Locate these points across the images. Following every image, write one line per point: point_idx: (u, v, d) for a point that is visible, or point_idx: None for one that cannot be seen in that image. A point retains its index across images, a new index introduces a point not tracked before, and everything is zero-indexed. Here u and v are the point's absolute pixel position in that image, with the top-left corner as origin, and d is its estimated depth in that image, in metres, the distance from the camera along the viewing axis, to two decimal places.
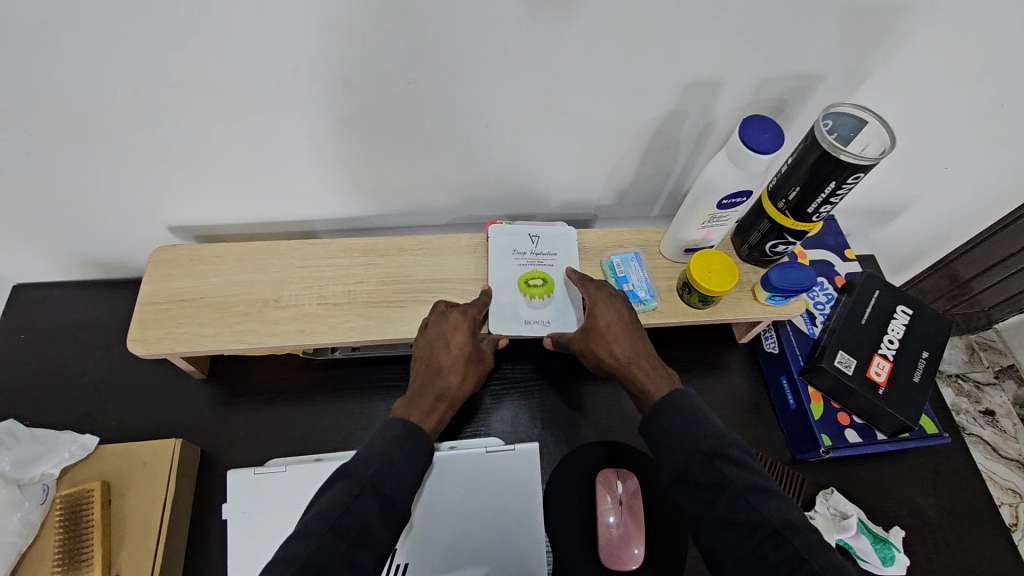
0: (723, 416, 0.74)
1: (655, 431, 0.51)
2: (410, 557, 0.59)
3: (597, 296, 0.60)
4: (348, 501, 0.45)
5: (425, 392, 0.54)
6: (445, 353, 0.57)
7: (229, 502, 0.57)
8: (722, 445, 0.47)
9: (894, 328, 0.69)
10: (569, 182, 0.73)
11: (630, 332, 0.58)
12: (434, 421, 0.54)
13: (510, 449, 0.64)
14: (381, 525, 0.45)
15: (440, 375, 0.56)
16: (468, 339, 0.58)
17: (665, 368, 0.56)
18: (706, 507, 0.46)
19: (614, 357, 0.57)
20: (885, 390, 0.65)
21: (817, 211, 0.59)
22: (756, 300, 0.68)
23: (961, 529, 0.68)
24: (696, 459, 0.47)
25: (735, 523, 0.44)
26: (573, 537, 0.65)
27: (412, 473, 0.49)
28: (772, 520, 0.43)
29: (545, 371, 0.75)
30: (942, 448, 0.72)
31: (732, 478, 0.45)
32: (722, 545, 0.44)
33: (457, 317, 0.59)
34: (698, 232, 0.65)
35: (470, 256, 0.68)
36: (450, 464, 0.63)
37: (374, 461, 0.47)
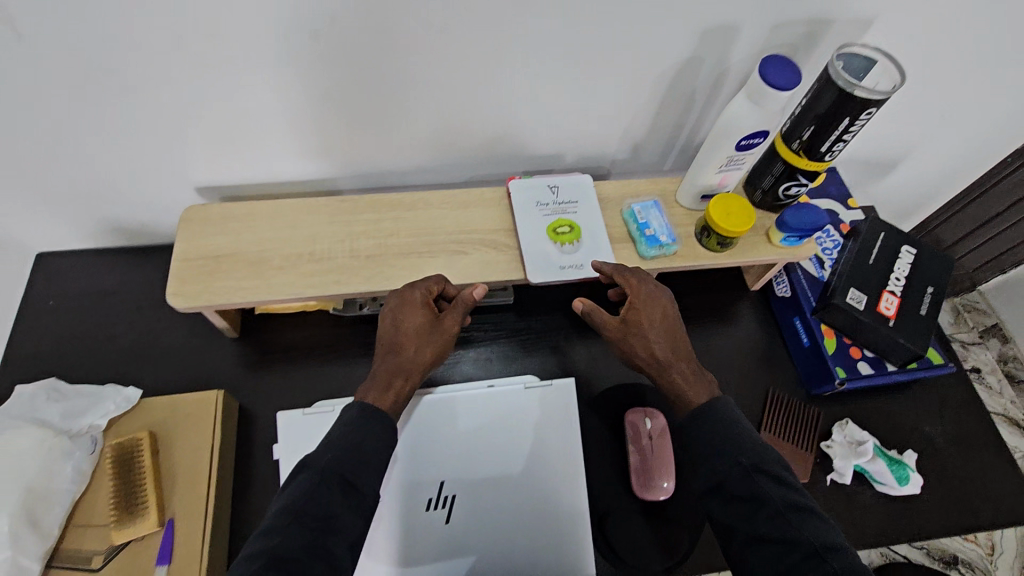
0: (740, 359, 0.77)
1: (693, 432, 0.52)
2: (456, 488, 0.62)
3: (643, 292, 0.60)
4: (309, 489, 0.45)
5: (384, 373, 0.55)
6: (400, 331, 0.57)
7: (280, 442, 0.59)
8: (762, 460, 0.48)
9: (900, 267, 0.72)
10: (587, 134, 0.74)
11: (669, 329, 0.58)
12: (390, 398, 0.54)
13: (547, 386, 0.68)
14: (345, 510, 0.46)
15: (396, 352, 0.56)
16: (420, 314, 0.58)
17: (705, 372, 0.56)
18: (742, 516, 0.47)
19: (654, 351, 0.57)
20: (895, 322, 0.68)
21: (830, 149, 0.62)
22: (771, 243, 0.71)
23: (972, 453, 0.71)
24: (736, 472, 0.48)
25: (775, 541, 0.45)
26: (605, 472, 0.67)
27: (374, 449, 0.50)
28: (813, 542, 0.44)
29: (569, 321, 0.77)
30: (947, 379, 0.76)
31: (771, 494, 0.46)
32: (758, 561, 0.45)
33: (409, 295, 0.59)
34: (715, 177, 0.67)
35: (495, 208, 0.70)
36: (491, 400, 0.66)
37: (334, 448, 0.48)
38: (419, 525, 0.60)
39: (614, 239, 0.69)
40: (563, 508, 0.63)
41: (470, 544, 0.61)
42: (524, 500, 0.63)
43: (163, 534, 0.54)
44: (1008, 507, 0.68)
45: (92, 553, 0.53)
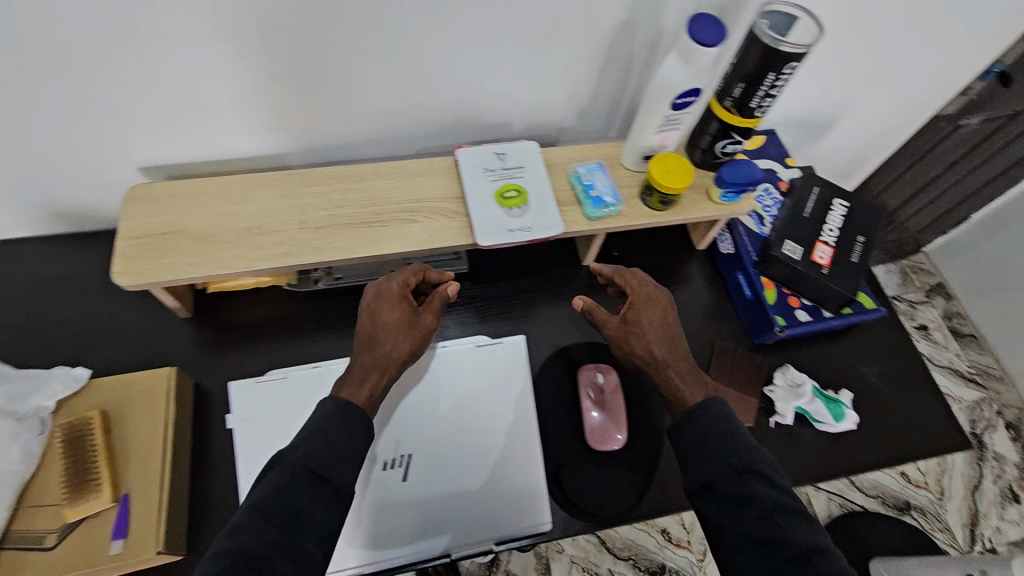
0: (689, 314, 0.80)
1: (688, 430, 0.55)
2: (413, 448, 0.64)
3: (643, 293, 0.63)
4: (278, 486, 0.47)
5: (360, 368, 0.57)
6: (378, 327, 0.59)
7: (234, 411, 0.59)
8: (752, 461, 0.52)
9: (833, 219, 0.77)
10: (533, 101, 0.75)
11: (665, 330, 0.62)
12: (366, 393, 0.56)
13: (499, 343, 0.71)
14: (315, 505, 0.48)
15: (373, 347, 0.58)
16: (399, 309, 0.59)
17: (700, 374, 0.60)
18: (730, 514, 0.50)
19: (653, 351, 0.61)
20: (829, 270, 0.72)
21: (759, 105, 0.65)
22: (711, 200, 0.73)
23: (903, 389, 0.76)
24: (727, 473, 0.52)
25: (763, 542, 0.48)
26: (561, 427, 0.69)
27: (343, 445, 0.51)
28: (798, 543, 0.48)
29: (523, 286, 0.78)
30: (881, 322, 0.80)
31: (761, 497, 0.50)
32: (745, 560, 0.49)
33: (387, 291, 0.60)
34: (654, 138, 0.69)
35: (443, 176, 0.71)
36: (449, 359, 0.68)
37: (306, 445, 0.49)
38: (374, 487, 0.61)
39: (561, 201, 0.70)
40: (520, 462, 0.65)
41: (429, 497, 0.62)
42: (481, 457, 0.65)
43: (118, 509, 0.54)
44: (935, 438, 0.73)
45: (44, 532, 0.52)
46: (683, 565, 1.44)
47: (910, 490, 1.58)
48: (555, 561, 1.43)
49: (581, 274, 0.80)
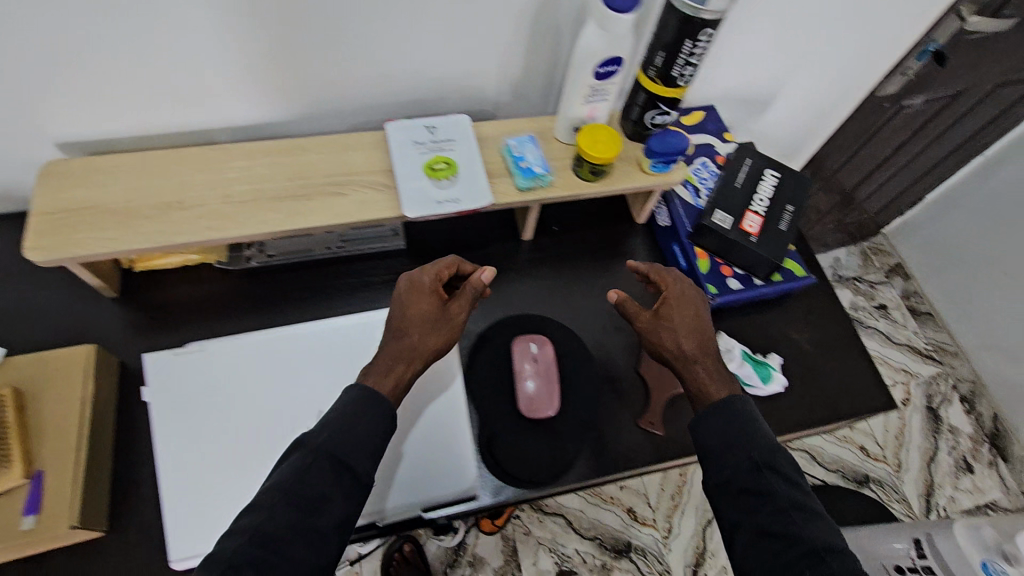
0: (627, 287, 0.80)
1: (712, 421, 0.58)
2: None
3: (678, 293, 0.66)
4: (300, 471, 0.48)
5: (387, 358, 0.57)
6: (408, 319, 0.59)
7: (151, 384, 0.56)
8: (773, 459, 0.55)
9: (764, 189, 0.78)
10: (464, 75, 0.75)
11: (695, 327, 0.64)
12: (391, 383, 0.56)
13: None
14: (336, 490, 0.48)
15: (401, 337, 0.58)
16: (429, 302, 0.60)
17: (728, 372, 0.63)
18: (748, 507, 0.53)
19: (681, 346, 0.63)
20: (758, 238, 0.74)
21: (681, 73, 0.66)
22: (643, 171, 0.74)
23: (832, 354, 0.78)
24: (748, 467, 0.55)
25: (776, 534, 0.51)
26: (495, 398, 0.68)
27: (367, 434, 0.51)
28: (813, 541, 0.50)
29: (462, 261, 0.78)
30: (813, 291, 0.82)
31: (779, 492, 0.53)
32: (758, 553, 0.51)
33: (418, 285, 0.61)
34: (583, 109, 0.70)
35: (372, 150, 0.70)
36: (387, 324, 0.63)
37: (329, 429, 0.50)
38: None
39: (492, 173, 0.70)
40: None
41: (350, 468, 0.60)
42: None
43: (31, 486, 0.53)
44: (861, 399, 0.76)
45: None
46: (648, 543, 1.45)
47: (871, 463, 1.69)
48: (521, 543, 1.40)
49: (520, 248, 0.81)
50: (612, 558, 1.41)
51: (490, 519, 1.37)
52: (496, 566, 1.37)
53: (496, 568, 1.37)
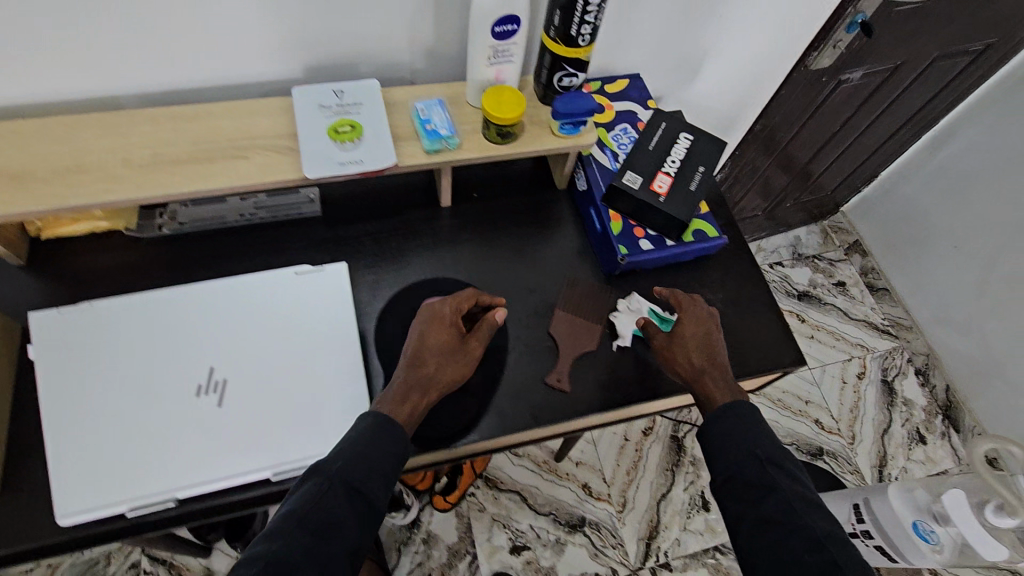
0: (548, 252, 0.81)
1: (718, 425, 0.65)
2: (228, 372, 0.60)
3: (689, 313, 0.72)
4: (317, 495, 0.52)
5: (403, 384, 0.61)
6: (427, 349, 0.63)
7: (35, 341, 0.58)
8: (775, 456, 0.62)
9: (676, 151, 0.79)
10: (374, 40, 0.73)
11: (704, 344, 0.70)
12: (407, 408, 0.60)
13: (318, 270, 0.66)
14: (347, 515, 0.52)
15: (418, 367, 0.62)
16: (446, 334, 0.64)
17: (733, 383, 0.68)
18: (755, 502, 0.60)
19: (692, 360, 0.69)
20: (666, 198, 0.75)
21: (580, 32, 0.67)
22: (554, 134, 0.75)
23: (745, 313, 0.80)
24: (754, 464, 0.62)
25: (779, 523, 0.57)
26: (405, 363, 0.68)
27: (380, 457, 0.56)
28: (818, 531, 0.56)
29: (378, 228, 0.78)
30: (729, 253, 0.84)
31: (782, 485, 0.60)
32: (762, 541, 0.57)
33: (435, 317, 0.65)
34: (488, 71, 0.70)
35: (279, 115, 0.70)
36: (276, 279, 0.64)
37: (341, 456, 0.54)
38: (181, 410, 0.58)
39: (399, 136, 0.71)
40: (345, 384, 0.62)
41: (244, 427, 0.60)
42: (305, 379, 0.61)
43: None
44: (770, 356, 0.78)
45: None
46: (603, 518, 1.44)
47: (824, 437, 1.65)
48: (476, 520, 1.41)
49: (439, 215, 0.81)
50: (565, 533, 1.41)
51: (443, 496, 1.38)
52: (450, 542, 1.38)
53: (451, 544, 1.38)
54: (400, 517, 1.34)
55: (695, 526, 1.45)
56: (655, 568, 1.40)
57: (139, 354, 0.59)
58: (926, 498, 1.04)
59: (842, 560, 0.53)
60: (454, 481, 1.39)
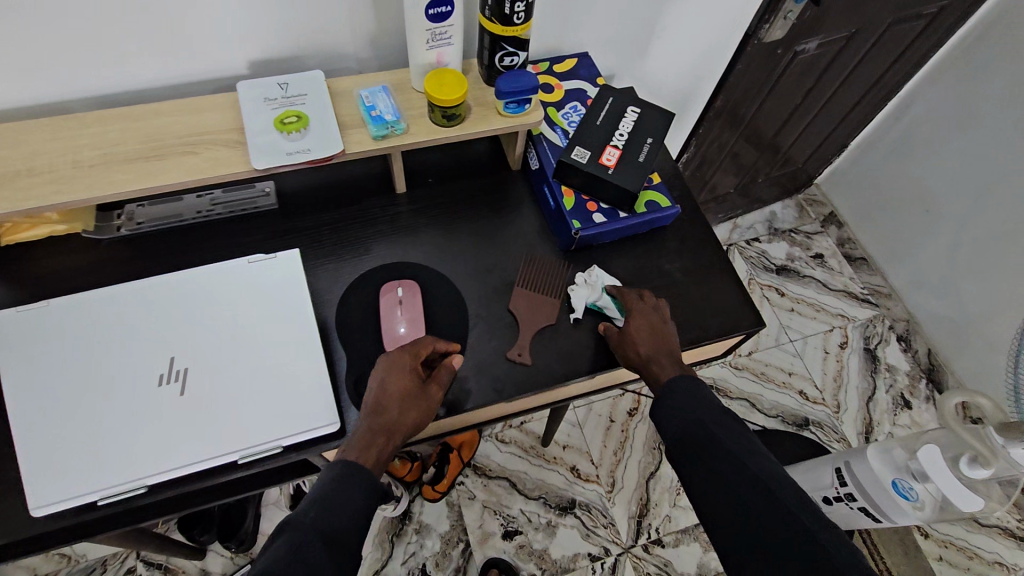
0: (504, 231, 0.82)
1: (666, 407, 0.66)
2: (189, 362, 0.61)
3: (636, 306, 0.73)
4: (292, 548, 0.49)
5: (366, 432, 0.60)
6: (387, 395, 0.62)
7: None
8: (717, 416, 0.64)
9: (624, 124, 0.81)
10: (318, 33, 0.75)
11: (653, 334, 0.71)
12: (373, 455, 0.59)
13: (271, 257, 0.67)
14: (328, 563, 0.50)
15: (380, 413, 0.61)
16: (406, 380, 0.63)
17: (681, 364, 0.70)
18: (704, 457, 0.61)
19: (640, 351, 0.70)
20: (615, 170, 0.76)
21: (514, 10, 0.68)
22: (500, 114, 0.76)
23: (702, 280, 0.81)
24: (693, 428, 0.64)
25: (725, 473, 0.59)
26: (365, 346, 0.69)
27: (353, 502, 0.55)
28: (755, 472, 0.58)
29: (335, 217, 0.79)
30: (683, 222, 0.85)
31: (722, 441, 0.62)
32: (712, 498, 0.59)
33: (395, 364, 0.64)
34: (429, 54, 0.72)
35: (227, 110, 0.71)
36: (232, 269, 0.66)
37: (313, 506, 0.53)
38: (144, 400, 0.59)
39: (346, 125, 0.72)
40: (305, 365, 0.63)
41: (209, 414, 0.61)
42: (266, 362, 0.62)
43: None
44: (729, 320, 0.79)
45: None
46: (592, 498, 1.45)
47: (809, 407, 1.65)
48: (466, 508, 1.41)
49: (396, 201, 0.82)
50: (556, 515, 1.42)
51: (433, 485, 1.37)
52: (442, 531, 1.38)
53: (443, 533, 1.38)
54: (391, 509, 1.33)
55: (684, 502, 1.46)
56: (647, 545, 1.41)
57: (101, 349, 0.60)
58: (903, 455, 0.94)
59: (782, 496, 0.56)
60: (443, 469, 1.37)
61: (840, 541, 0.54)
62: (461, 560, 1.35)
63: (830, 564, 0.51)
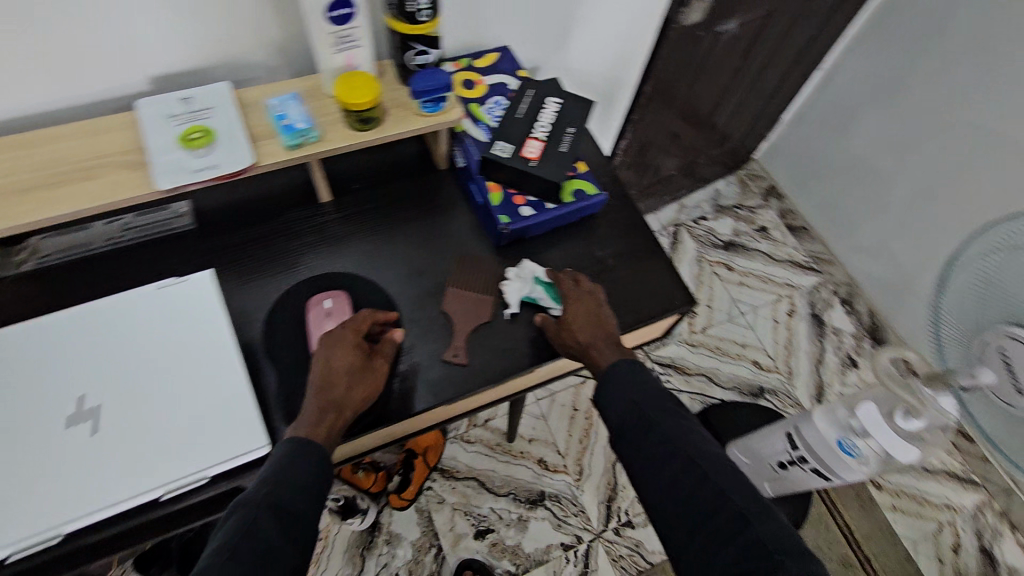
0: (436, 232, 0.81)
1: (607, 398, 0.66)
2: (102, 398, 0.58)
3: (573, 292, 0.73)
4: (244, 528, 0.50)
5: (314, 409, 0.60)
6: (333, 371, 0.62)
7: None
8: (653, 398, 0.65)
9: (545, 115, 0.81)
10: (221, 44, 0.72)
11: (591, 321, 0.71)
12: (323, 431, 0.59)
13: (179, 281, 0.65)
14: (281, 540, 0.51)
15: (327, 390, 0.61)
16: (352, 354, 0.63)
17: (620, 347, 0.70)
18: (641, 439, 0.62)
19: (577, 337, 0.70)
20: (538, 162, 0.76)
21: (418, 8, 0.67)
22: (417, 113, 0.75)
23: (635, 264, 0.82)
24: (630, 416, 0.64)
25: (660, 457, 0.60)
26: (296, 362, 0.67)
27: (306, 477, 0.55)
28: (688, 452, 0.60)
29: (259, 233, 0.77)
30: (613, 209, 0.86)
31: (657, 422, 0.62)
32: (649, 481, 0.60)
33: (339, 340, 0.64)
34: (337, 58, 0.70)
35: (128, 131, 0.68)
36: (145, 299, 0.64)
37: (266, 483, 0.53)
38: (55, 444, 0.56)
39: (257, 136, 0.70)
40: (230, 389, 0.61)
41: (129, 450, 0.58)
42: (187, 389, 0.60)
43: None
44: (663, 301, 0.80)
45: None
46: (561, 489, 1.46)
47: (764, 376, 1.70)
48: (436, 512, 1.40)
49: (321, 211, 0.80)
50: (527, 509, 1.42)
51: (398, 494, 1.37)
52: (413, 538, 1.37)
53: (414, 540, 1.36)
54: (359, 522, 1.31)
55: None
56: (617, 528, 1.43)
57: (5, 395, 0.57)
58: (845, 413, 0.98)
59: (712, 473, 0.58)
60: (408, 476, 1.38)
61: (774, 527, 0.54)
62: (435, 565, 1.34)
63: (768, 554, 0.52)
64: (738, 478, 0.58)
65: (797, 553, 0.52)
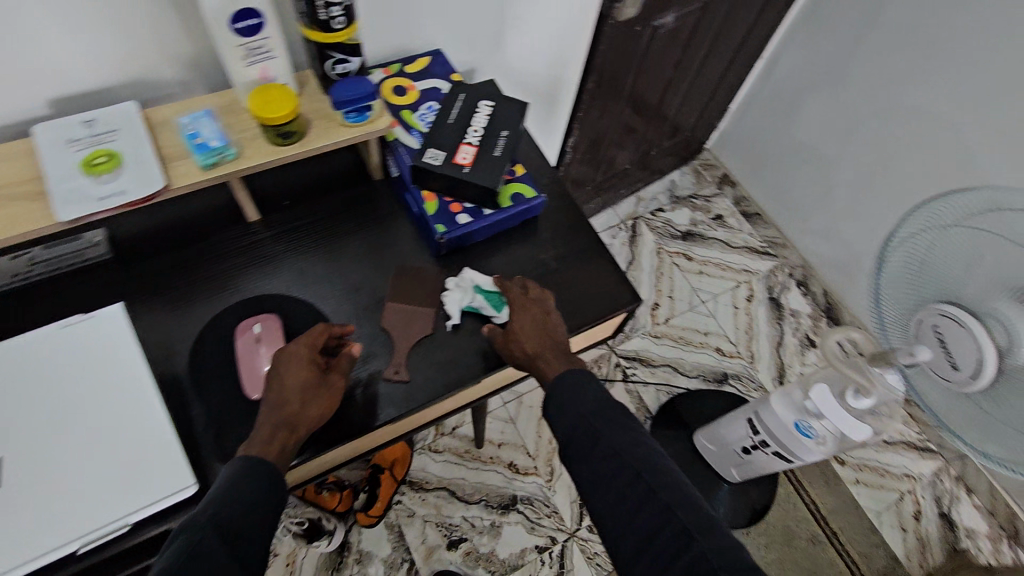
0: (373, 245, 0.79)
1: (555, 412, 0.65)
2: (4, 450, 0.54)
3: (518, 300, 0.72)
4: (189, 551, 0.47)
5: (266, 426, 0.57)
6: (285, 388, 0.59)
7: None
8: (599, 408, 0.64)
9: (477, 120, 0.79)
10: (126, 62, 0.68)
11: (540, 331, 0.70)
12: (276, 449, 0.56)
13: (85, 318, 0.62)
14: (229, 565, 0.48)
15: (280, 407, 0.58)
16: (306, 369, 0.61)
17: (569, 355, 0.69)
18: (589, 451, 0.61)
19: (524, 347, 0.69)
20: (471, 168, 0.74)
21: (330, 15, 0.64)
22: (341, 124, 0.72)
23: (579, 266, 0.81)
24: (577, 431, 0.63)
25: (607, 470, 0.59)
26: (227, 393, 0.64)
27: (256, 498, 0.53)
28: (635, 466, 0.59)
29: (183, 258, 0.73)
30: (555, 211, 0.85)
31: (604, 433, 0.61)
32: (598, 498, 0.59)
33: (292, 355, 0.61)
34: (250, 71, 0.67)
35: (25, 160, 0.64)
36: (55, 341, 0.60)
37: (212, 503, 0.50)
38: None
39: (168, 157, 0.66)
40: (150, 429, 0.58)
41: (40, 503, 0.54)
42: (102, 434, 0.57)
43: None
44: (609, 302, 0.80)
45: None
46: (533, 491, 1.45)
47: (726, 361, 1.72)
48: (407, 526, 1.37)
49: (251, 231, 0.77)
50: (499, 515, 1.41)
51: (365, 511, 1.34)
52: (385, 555, 1.34)
53: (386, 557, 1.33)
54: (326, 546, 1.26)
55: None
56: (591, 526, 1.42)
57: None
58: (801, 394, 0.99)
59: (659, 488, 0.57)
60: (374, 493, 1.35)
61: (720, 539, 0.54)
62: None
63: (716, 568, 0.51)
64: (684, 489, 0.58)
65: (741, 567, 0.51)
